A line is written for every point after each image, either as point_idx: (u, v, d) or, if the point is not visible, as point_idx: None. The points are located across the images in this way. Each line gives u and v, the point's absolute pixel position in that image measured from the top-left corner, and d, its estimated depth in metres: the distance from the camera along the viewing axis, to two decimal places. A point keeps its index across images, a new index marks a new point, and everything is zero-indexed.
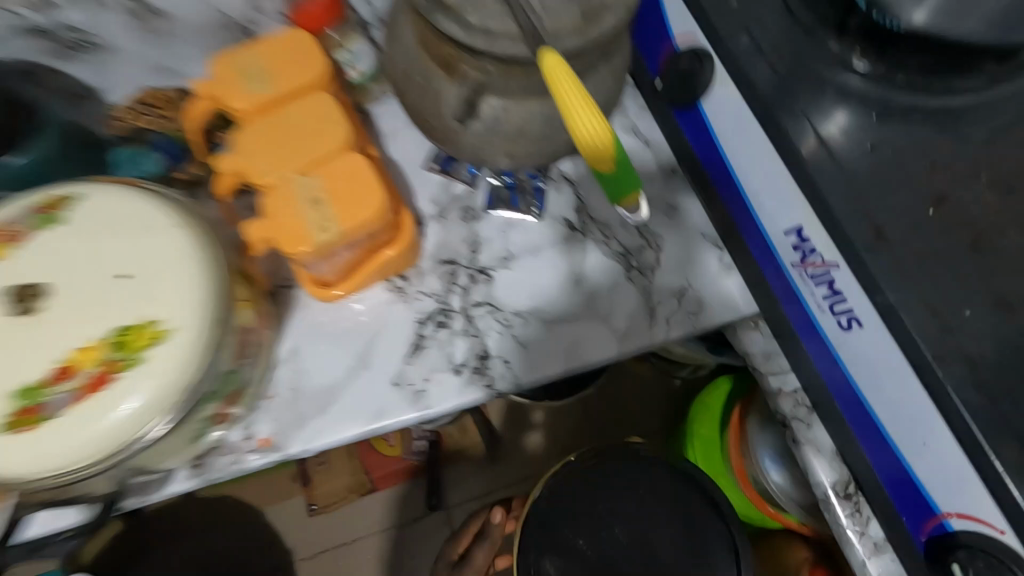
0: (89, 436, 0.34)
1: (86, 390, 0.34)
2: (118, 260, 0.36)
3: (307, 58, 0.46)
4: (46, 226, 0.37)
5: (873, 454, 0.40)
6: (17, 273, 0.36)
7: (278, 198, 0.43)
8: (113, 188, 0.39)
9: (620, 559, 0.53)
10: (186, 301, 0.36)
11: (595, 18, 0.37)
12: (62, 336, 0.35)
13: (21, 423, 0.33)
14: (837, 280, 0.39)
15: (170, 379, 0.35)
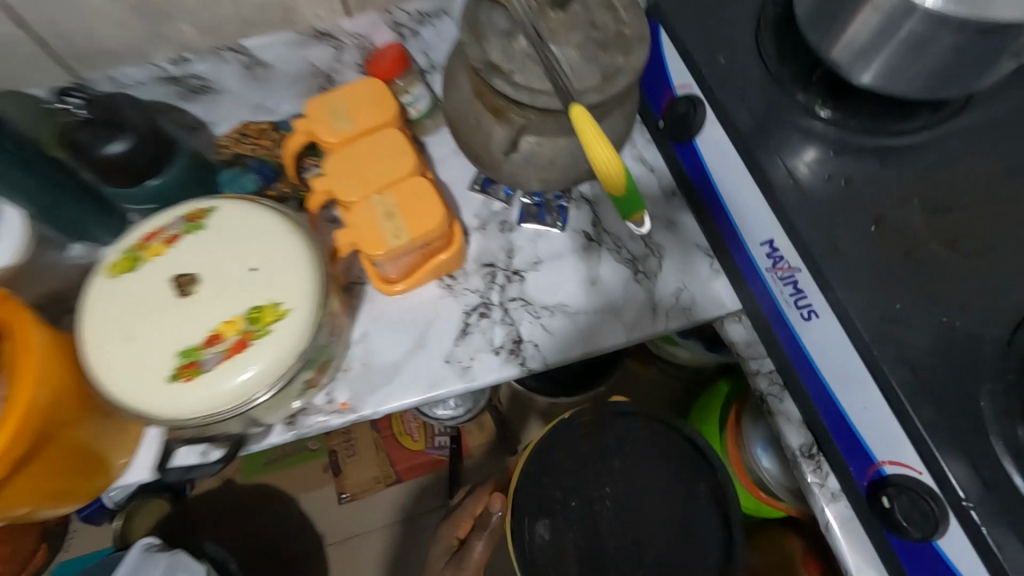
0: (232, 387, 0.45)
1: (230, 352, 0.45)
2: (250, 256, 0.48)
3: (383, 102, 0.59)
4: (194, 231, 0.49)
5: (829, 419, 0.51)
6: (175, 265, 0.47)
7: (360, 211, 0.55)
8: (242, 202, 0.50)
9: (609, 514, 0.64)
10: (302, 287, 0.47)
11: (611, 79, 0.48)
12: (211, 311, 0.46)
13: (181, 375, 0.44)
14: (799, 281, 0.51)
15: (291, 344, 0.46)
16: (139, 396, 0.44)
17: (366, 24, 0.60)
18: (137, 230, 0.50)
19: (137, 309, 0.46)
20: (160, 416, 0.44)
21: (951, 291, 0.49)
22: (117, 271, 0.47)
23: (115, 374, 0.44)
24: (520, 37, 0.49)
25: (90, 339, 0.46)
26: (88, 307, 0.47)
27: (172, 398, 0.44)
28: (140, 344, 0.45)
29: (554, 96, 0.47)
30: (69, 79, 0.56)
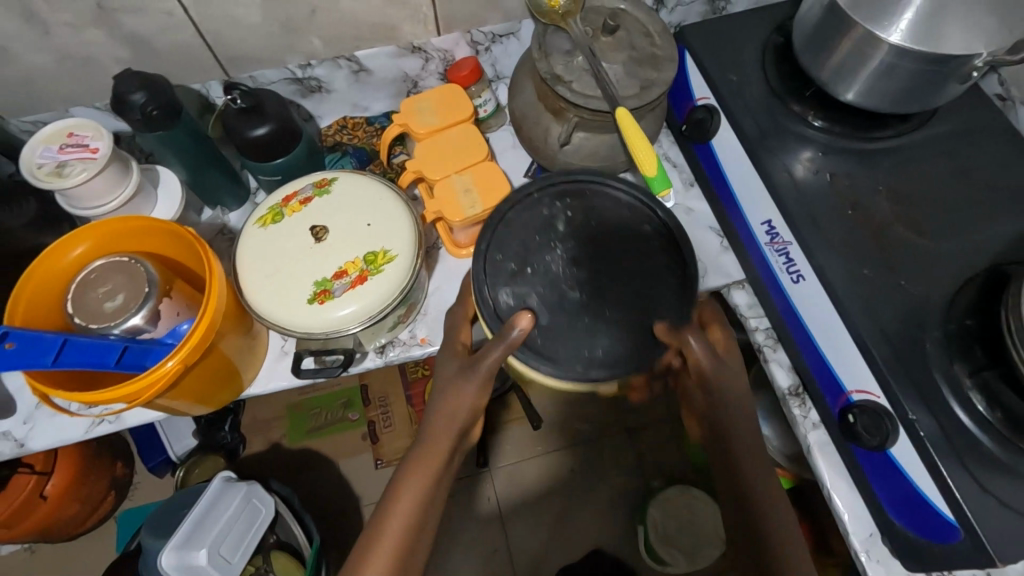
0: (353, 311, 0.59)
1: (353, 284, 0.60)
2: (366, 215, 0.63)
3: (460, 100, 0.73)
4: (323, 195, 0.64)
5: (812, 363, 0.63)
6: (311, 220, 0.62)
7: (443, 186, 0.69)
8: (358, 175, 0.65)
9: (575, 275, 0.58)
10: (406, 240, 0.62)
11: (648, 88, 0.62)
12: (339, 255, 0.61)
13: (317, 298, 0.59)
14: (791, 253, 0.64)
15: (398, 281, 0.60)
16: (285, 313, 0.59)
17: (450, 42, 0.76)
18: (279, 194, 0.65)
19: (283, 251, 0.61)
20: (301, 329, 0.59)
21: (910, 262, 0.62)
22: (267, 222, 0.62)
23: (268, 297, 0.59)
24: (579, 55, 0.64)
25: (248, 270, 0.61)
26: (245, 248, 0.62)
27: (309, 316, 0.59)
28: (286, 276, 0.60)
29: (603, 100, 0.61)
30: (220, 76, 0.72)
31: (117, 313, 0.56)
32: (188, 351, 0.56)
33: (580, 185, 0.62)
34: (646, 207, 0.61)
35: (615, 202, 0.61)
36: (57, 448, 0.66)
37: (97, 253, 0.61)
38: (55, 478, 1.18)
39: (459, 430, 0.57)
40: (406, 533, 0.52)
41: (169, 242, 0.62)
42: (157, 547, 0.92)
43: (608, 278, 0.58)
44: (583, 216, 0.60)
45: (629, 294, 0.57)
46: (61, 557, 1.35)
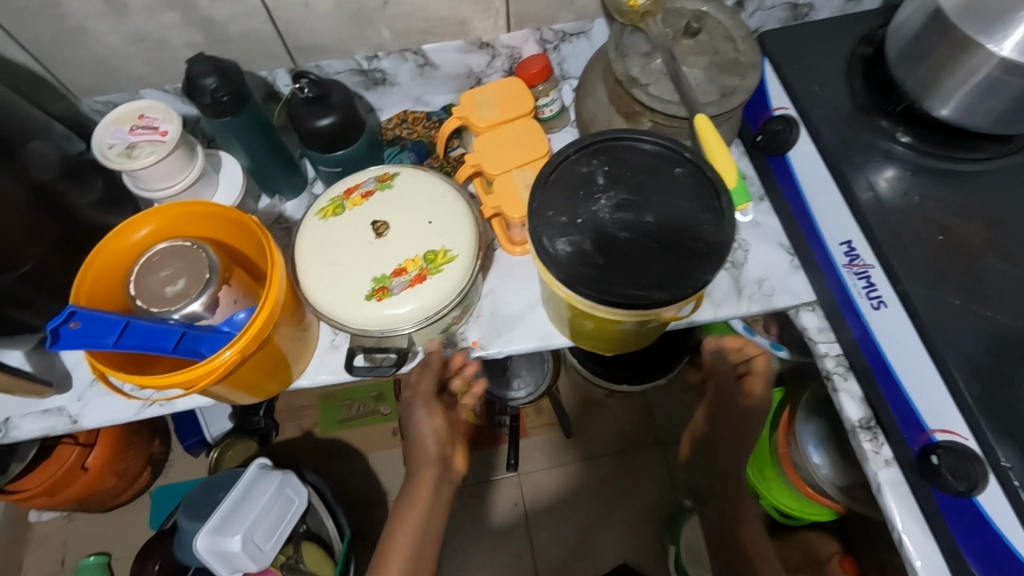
0: (411, 310, 0.58)
1: (412, 282, 0.58)
2: (427, 213, 0.61)
3: (524, 98, 0.71)
4: (384, 188, 0.63)
5: (889, 394, 0.59)
6: (371, 213, 0.61)
7: (504, 183, 0.68)
8: (419, 171, 0.64)
9: (618, 225, 0.53)
10: (467, 241, 0.60)
11: (729, 96, 0.59)
12: (398, 252, 0.60)
13: (377, 294, 0.58)
14: (872, 276, 0.60)
15: (456, 282, 0.58)
16: (342, 308, 0.58)
17: (520, 39, 0.74)
18: (341, 185, 0.64)
19: (342, 245, 0.60)
20: (356, 324, 0.58)
21: (1005, 293, 0.57)
22: (328, 214, 0.62)
23: (325, 291, 0.58)
24: (657, 58, 0.61)
25: (307, 262, 0.60)
26: (304, 241, 0.61)
27: (367, 313, 0.58)
28: (345, 270, 0.59)
29: (682, 105, 0.59)
30: (288, 65, 0.71)
31: (176, 298, 0.55)
32: (245, 343, 0.55)
33: (613, 139, 0.57)
34: (675, 152, 0.56)
35: (646, 156, 0.56)
36: (109, 426, 0.66)
37: (162, 236, 0.62)
38: (97, 450, 1.21)
39: (436, 460, 0.70)
40: (409, 550, 0.68)
41: (232, 231, 0.62)
42: (195, 527, 0.93)
43: (654, 222, 0.53)
44: (617, 168, 0.56)
45: (672, 231, 0.52)
46: (96, 527, 1.38)
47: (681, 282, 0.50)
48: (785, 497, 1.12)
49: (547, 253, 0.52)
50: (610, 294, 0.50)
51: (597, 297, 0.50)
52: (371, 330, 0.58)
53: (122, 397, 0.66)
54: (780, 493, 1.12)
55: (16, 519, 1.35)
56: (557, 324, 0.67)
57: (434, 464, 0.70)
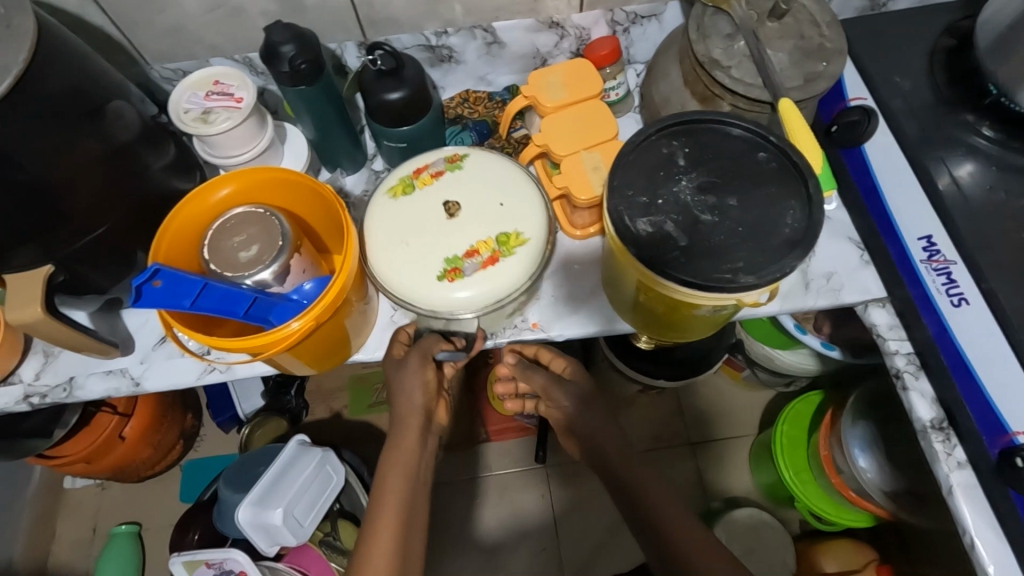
0: (481, 293, 0.57)
1: (484, 264, 0.58)
2: (498, 195, 0.61)
3: (592, 79, 0.70)
4: (452, 168, 0.62)
5: (966, 392, 0.57)
6: (442, 194, 0.61)
7: (573, 163, 0.67)
8: (490, 152, 0.63)
9: (696, 205, 0.52)
10: (540, 225, 0.60)
11: (813, 81, 0.58)
12: (470, 233, 0.59)
13: (448, 275, 0.58)
14: (954, 272, 0.59)
15: (530, 266, 0.58)
16: (413, 288, 0.58)
17: (590, 19, 0.73)
18: (408, 163, 0.64)
19: (412, 225, 0.60)
20: (429, 305, 0.57)
21: None
22: (398, 192, 0.61)
23: (395, 269, 0.58)
24: (740, 40, 0.60)
25: (375, 240, 0.60)
26: (373, 219, 0.61)
27: (437, 294, 0.57)
28: (416, 250, 0.59)
29: (764, 89, 0.57)
30: (357, 38, 0.71)
31: (250, 263, 0.55)
32: (313, 314, 0.55)
33: (694, 120, 0.56)
34: (758, 135, 0.55)
35: (729, 139, 0.55)
36: (170, 390, 0.67)
37: (240, 200, 0.62)
38: (134, 420, 1.22)
39: (421, 413, 0.66)
40: (401, 508, 0.61)
41: (309, 201, 0.62)
42: (234, 499, 0.94)
43: (738, 206, 0.52)
44: (699, 150, 0.55)
45: (755, 215, 0.51)
46: (127, 497, 1.39)
47: (769, 266, 0.49)
48: (821, 502, 1.14)
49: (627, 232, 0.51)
50: (694, 276, 0.49)
51: (680, 279, 0.49)
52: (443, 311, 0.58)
53: (185, 362, 0.66)
54: (816, 498, 1.14)
55: (51, 484, 1.37)
56: (620, 309, 0.66)
57: (419, 415, 0.66)
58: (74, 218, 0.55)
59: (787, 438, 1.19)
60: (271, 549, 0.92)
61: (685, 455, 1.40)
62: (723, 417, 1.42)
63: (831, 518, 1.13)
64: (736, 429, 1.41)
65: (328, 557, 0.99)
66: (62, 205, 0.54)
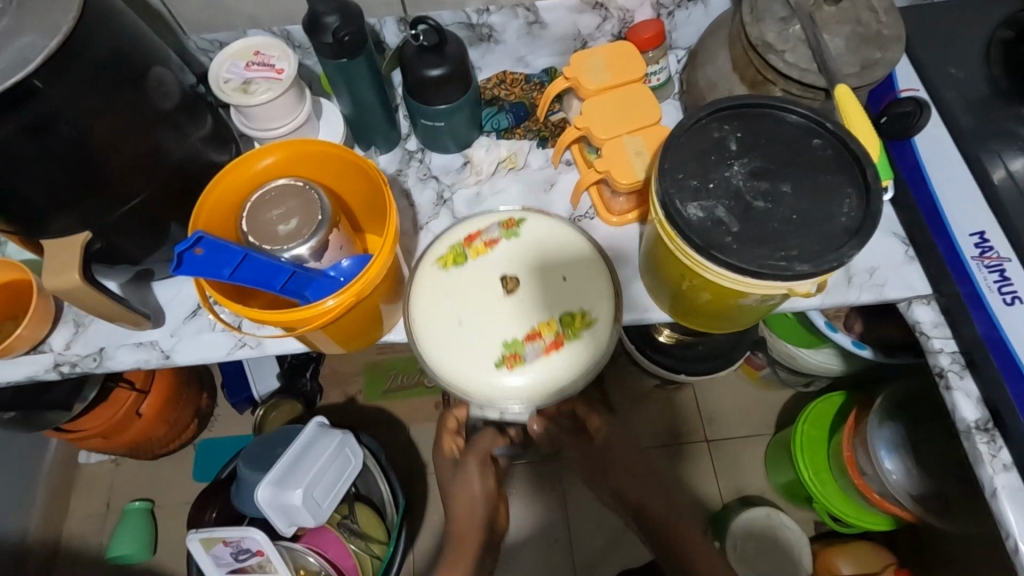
0: (544, 378, 0.59)
1: (546, 348, 0.60)
2: (560, 269, 0.63)
3: (635, 62, 0.68)
4: (507, 237, 0.65)
5: (1016, 393, 0.56)
6: (499, 268, 0.63)
7: (615, 148, 0.65)
8: (544, 216, 0.66)
9: (747, 191, 0.51)
10: (603, 304, 0.62)
11: (870, 69, 0.56)
12: (531, 315, 0.61)
13: (506, 359, 0.60)
14: (1007, 270, 0.58)
15: (595, 349, 0.60)
16: (475, 373, 0.60)
17: (635, 2, 0.72)
18: (456, 232, 0.66)
19: (468, 302, 0.62)
20: (493, 392, 0.59)
21: None
22: (450, 264, 0.64)
23: (455, 349, 0.61)
24: (795, 23, 0.58)
25: (428, 316, 0.62)
26: (427, 290, 0.63)
27: (497, 382, 0.59)
28: (474, 330, 0.61)
29: (820, 75, 0.56)
30: (397, 14, 0.71)
31: (289, 237, 0.55)
32: (350, 293, 0.54)
33: (747, 103, 0.54)
34: (813, 121, 0.53)
35: (783, 125, 0.54)
36: (198, 365, 0.66)
37: (285, 171, 0.61)
38: (151, 397, 1.22)
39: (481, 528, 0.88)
40: None
41: (353, 180, 0.62)
42: (253, 479, 0.94)
43: (792, 193, 0.51)
44: (751, 135, 0.53)
45: (810, 203, 0.50)
46: (140, 474, 1.38)
47: (825, 255, 0.47)
48: (839, 503, 1.12)
49: (677, 218, 0.49)
50: (748, 264, 0.47)
51: (734, 265, 0.47)
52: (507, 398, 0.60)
53: (214, 338, 0.66)
54: (835, 499, 1.13)
55: (66, 459, 1.37)
56: (657, 296, 0.65)
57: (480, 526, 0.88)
58: (112, 187, 0.55)
59: (808, 437, 1.18)
60: (289, 529, 0.91)
61: (700, 453, 1.39)
62: (741, 416, 1.41)
63: (850, 518, 1.12)
64: (752, 428, 1.40)
65: (346, 539, 0.98)
66: (101, 173, 0.53)
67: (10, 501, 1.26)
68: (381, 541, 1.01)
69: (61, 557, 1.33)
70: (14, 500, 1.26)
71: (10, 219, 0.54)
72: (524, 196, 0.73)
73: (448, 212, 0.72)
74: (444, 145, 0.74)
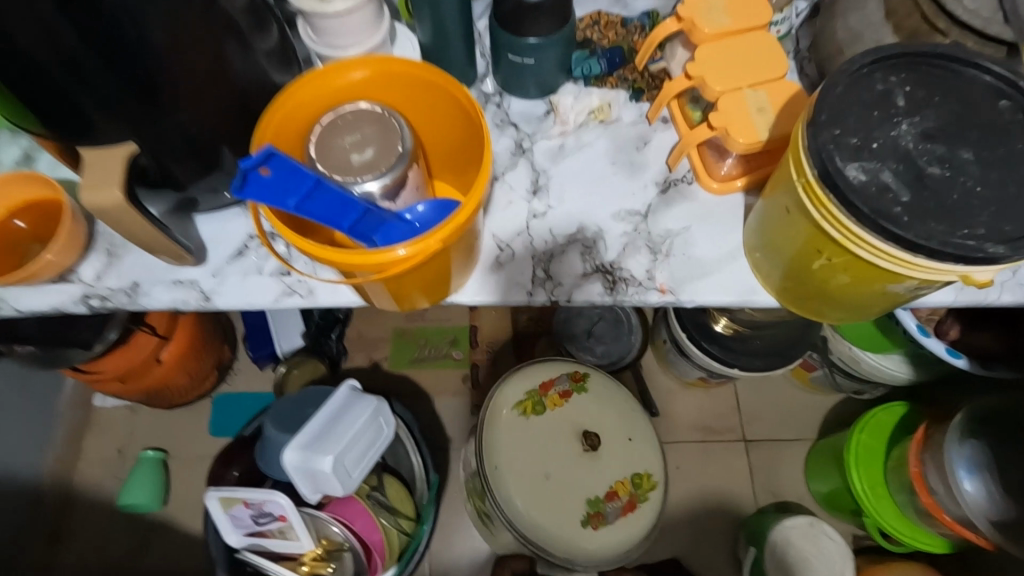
0: (618, 528, 0.92)
1: (621, 503, 0.93)
2: (627, 434, 0.98)
3: (760, 7, 0.59)
4: (576, 390, 0.99)
5: None
6: (579, 426, 0.97)
7: (734, 102, 0.56)
8: (608, 379, 1.01)
9: (920, 155, 0.42)
10: (659, 469, 0.97)
11: None
12: (608, 477, 0.95)
13: (594, 519, 0.92)
14: None
15: (654, 506, 0.95)
16: (565, 526, 0.91)
17: None
18: (536, 384, 0.97)
19: (553, 461, 0.94)
20: (581, 544, 0.90)
21: None
22: (532, 411, 0.95)
23: (543, 499, 0.91)
24: None
25: (529, 471, 0.92)
26: (521, 441, 0.93)
27: (586, 535, 0.91)
28: (559, 481, 0.93)
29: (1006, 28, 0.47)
30: None
31: (363, 168, 0.47)
32: (424, 243, 0.45)
33: (920, 52, 0.45)
34: (1000, 78, 0.44)
35: (961, 80, 0.45)
36: (240, 312, 0.59)
37: (366, 95, 0.53)
38: (172, 345, 1.16)
39: None
40: None
41: (441, 119, 0.54)
42: (280, 440, 0.88)
43: (974, 160, 0.42)
44: (924, 91, 0.44)
45: (998, 177, 0.42)
46: (155, 422, 1.34)
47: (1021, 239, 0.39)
48: (893, 520, 1.05)
49: (838, 179, 0.41)
50: (928, 242, 0.39)
51: (909, 240, 0.39)
52: (593, 554, 0.90)
53: (260, 282, 0.59)
54: (889, 516, 1.06)
55: (82, 400, 1.33)
56: (765, 273, 0.56)
57: None
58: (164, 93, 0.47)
59: (865, 448, 1.09)
60: (313, 496, 0.85)
61: (738, 452, 1.31)
62: (785, 418, 1.33)
63: (906, 539, 1.04)
64: (795, 432, 1.32)
65: (374, 511, 0.92)
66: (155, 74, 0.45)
67: (22, 438, 1.21)
68: (409, 517, 0.95)
69: (69, 499, 1.29)
70: (27, 437, 1.22)
71: (48, 120, 0.47)
72: (613, 152, 0.64)
73: (527, 163, 0.64)
74: (525, 89, 0.66)
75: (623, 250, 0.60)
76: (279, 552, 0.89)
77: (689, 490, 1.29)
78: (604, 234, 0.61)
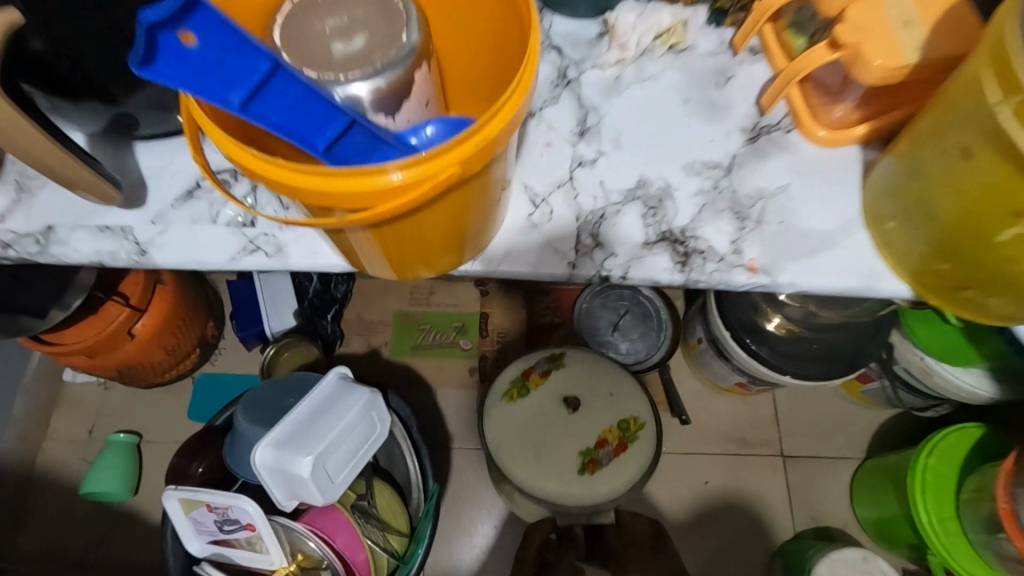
0: (618, 471, 0.82)
1: (614, 448, 0.84)
2: (607, 387, 0.88)
3: None
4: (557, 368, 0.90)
5: None
6: (556, 391, 0.88)
7: (868, 11, 0.41)
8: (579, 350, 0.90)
9: None
10: (646, 409, 0.86)
11: None
12: (596, 428, 0.85)
13: (588, 467, 0.83)
14: None
15: (644, 447, 0.84)
16: (564, 483, 0.82)
17: None
18: (518, 368, 0.89)
19: (541, 429, 0.85)
20: (584, 494, 0.82)
21: None
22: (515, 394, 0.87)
23: (538, 465, 0.83)
24: None
25: (521, 439, 0.85)
26: (504, 422, 0.85)
27: (588, 484, 0.82)
28: (549, 441, 0.84)
29: None
30: None
31: (351, 67, 0.32)
32: (430, 167, 0.29)
33: None
34: None
35: None
36: (186, 271, 0.45)
37: None
38: (146, 317, 1.02)
39: None
40: None
41: (465, 16, 0.39)
42: (251, 434, 0.74)
43: None
44: None
45: None
46: (128, 401, 1.20)
47: None
48: (967, 561, 0.87)
49: None
50: None
51: None
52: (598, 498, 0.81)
53: (214, 234, 0.44)
54: (963, 555, 0.87)
55: (49, 372, 1.19)
56: (900, 249, 0.41)
57: None
58: None
59: (931, 472, 0.92)
60: (288, 503, 0.71)
61: None
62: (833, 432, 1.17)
63: None
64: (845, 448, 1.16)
65: (361, 525, 0.78)
66: None
67: None
68: (401, 533, 0.81)
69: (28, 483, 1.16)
70: None
71: None
72: (685, 88, 0.49)
73: (572, 97, 0.49)
74: (574, 5, 0.50)
75: (699, 214, 0.45)
76: (244, 565, 0.75)
77: (723, 509, 1.10)
78: (672, 191, 0.46)
